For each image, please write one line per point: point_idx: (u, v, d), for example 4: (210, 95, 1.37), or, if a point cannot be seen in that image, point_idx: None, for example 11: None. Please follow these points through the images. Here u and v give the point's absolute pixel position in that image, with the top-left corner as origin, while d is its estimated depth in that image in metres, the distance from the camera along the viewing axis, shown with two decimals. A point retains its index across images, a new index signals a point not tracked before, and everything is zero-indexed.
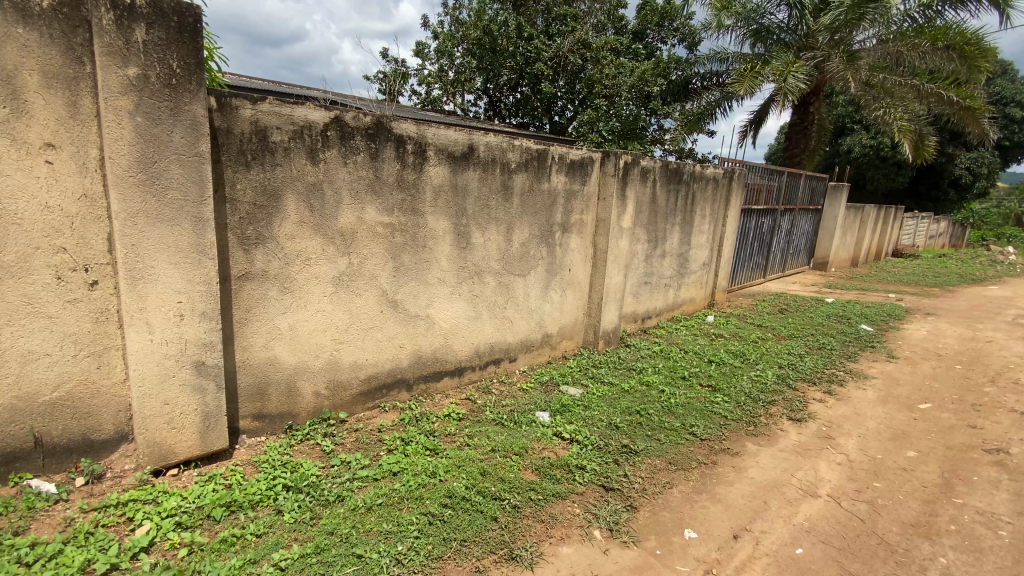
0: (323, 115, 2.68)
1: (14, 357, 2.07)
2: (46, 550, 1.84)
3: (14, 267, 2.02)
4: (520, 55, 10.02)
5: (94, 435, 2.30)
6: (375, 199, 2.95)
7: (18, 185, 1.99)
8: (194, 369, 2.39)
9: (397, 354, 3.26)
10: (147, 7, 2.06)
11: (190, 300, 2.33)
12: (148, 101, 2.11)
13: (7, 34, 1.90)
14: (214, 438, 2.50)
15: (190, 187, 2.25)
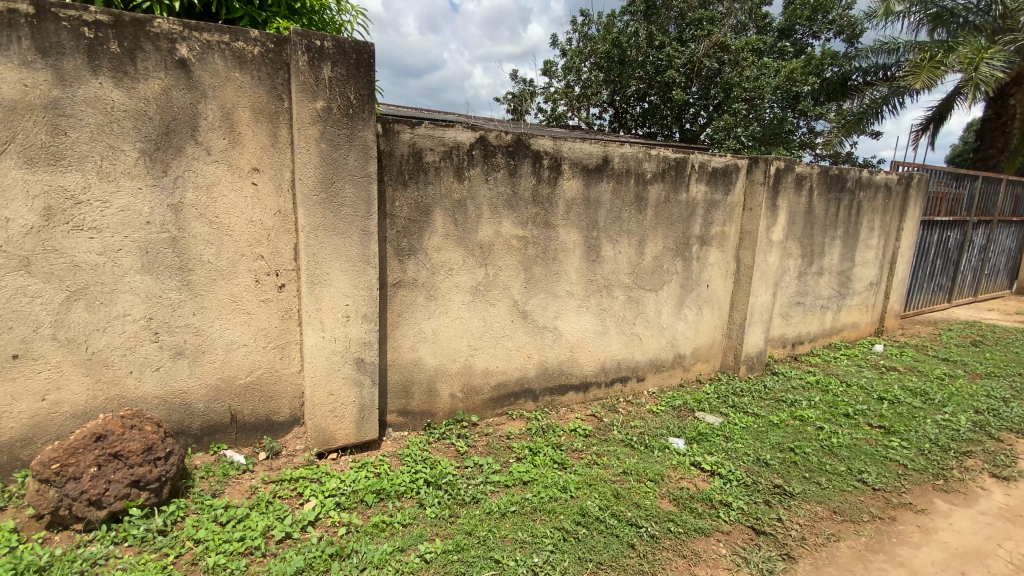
0: (470, 136, 2.84)
1: (221, 345, 2.50)
2: (237, 512, 2.15)
3: (226, 270, 2.45)
4: (651, 64, 9.71)
5: (274, 416, 2.68)
6: (511, 213, 3.05)
7: (232, 203, 2.41)
8: (355, 365, 2.67)
9: (526, 364, 3.31)
10: (333, 48, 2.38)
11: (355, 303, 2.61)
12: (331, 129, 2.43)
13: (229, 79, 2.32)
14: (366, 429, 2.76)
15: (360, 203, 2.54)
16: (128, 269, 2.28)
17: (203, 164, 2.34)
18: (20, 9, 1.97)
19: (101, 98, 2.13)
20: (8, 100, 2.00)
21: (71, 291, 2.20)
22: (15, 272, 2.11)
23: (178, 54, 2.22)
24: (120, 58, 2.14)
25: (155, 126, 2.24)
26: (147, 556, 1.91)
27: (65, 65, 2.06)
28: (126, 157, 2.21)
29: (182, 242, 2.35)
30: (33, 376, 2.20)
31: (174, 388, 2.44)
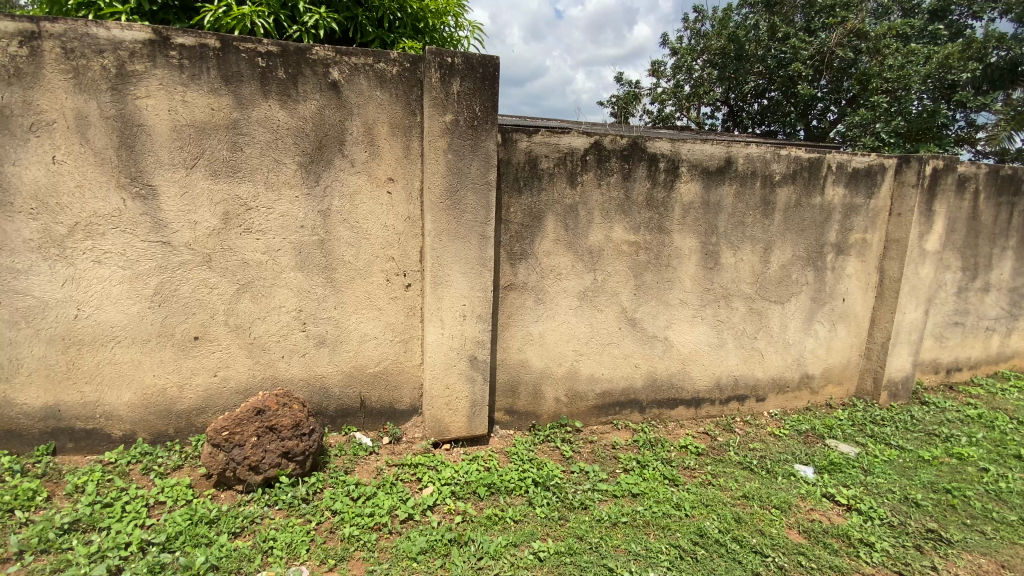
0: (585, 141, 2.86)
1: (355, 337, 2.77)
2: (366, 490, 2.36)
3: (362, 269, 2.71)
4: (773, 57, 8.96)
5: (397, 405, 2.91)
6: (624, 218, 3.02)
7: (369, 209, 2.67)
8: (469, 362, 2.81)
9: (633, 373, 3.24)
10: (462, 63, 2.53)
11: (472, 304, 2.74)
12: (457, 140, 2.58)
13: (371, 97, 2.57)
14: (478, 424, 2.88)
15: (481, 209, 2.67)
16: (284, 267, 2.61)
17: (347, 174, 2.61)
18: (210, 43, 2.35)
19: (269, 118, 2.47)
20: (201, 122, 2.40)
21: (240, 285, 2.58)
22: (200, 267, 2.51)
23: (330, 76, 2.50)
24: (285, 83, 2.46)
25: (311, 141, 2.54)
26: (295, 520, 2.16)
27: (243, 91, 2.42)
28: (287, 169, 2.53)
29: (327, 243, 2.64)
30: (209, 356, 2.60)
31: (316, 372, 2.75)
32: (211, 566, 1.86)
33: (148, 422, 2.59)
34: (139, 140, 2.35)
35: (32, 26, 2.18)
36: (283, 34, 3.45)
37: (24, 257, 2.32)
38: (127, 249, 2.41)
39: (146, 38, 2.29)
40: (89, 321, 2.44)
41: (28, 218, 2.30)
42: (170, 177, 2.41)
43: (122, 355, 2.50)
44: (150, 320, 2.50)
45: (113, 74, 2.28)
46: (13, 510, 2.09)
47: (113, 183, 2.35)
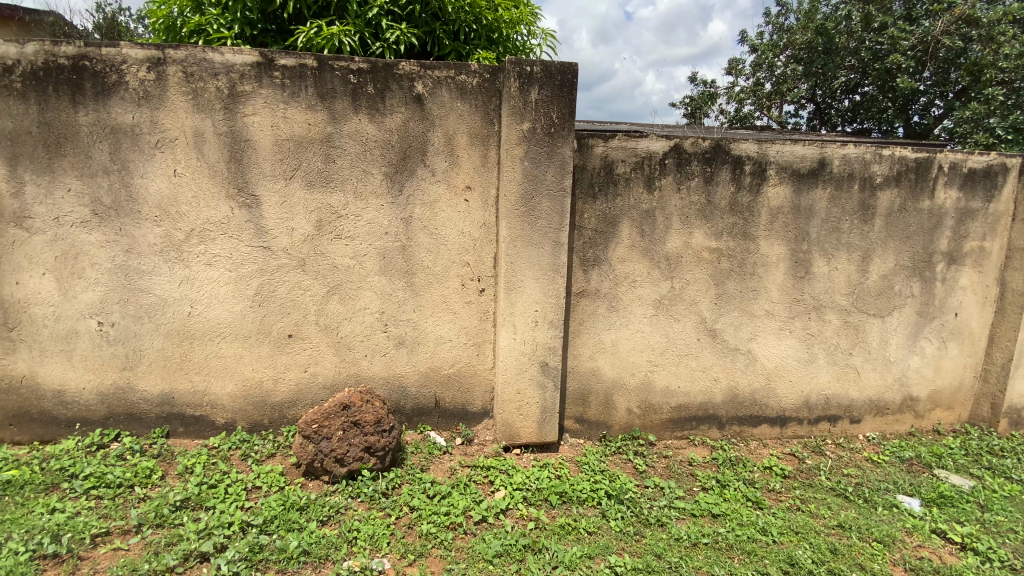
0: (664, 145, 2.79)
1: (431, 339, 2.86)
2: (441, 489, 2.43)
3: (440, 274, 2.80)
4: (867, 49, 8.21)
5: (469, 407, 2.97)
6: (704, 224, 2.90)
7: (447, 216, 2.75)
8: (540, 368, 2.80)
9: (712, 387, 3.10)
10: (541, 71, 2.55)
11: (544, 310, 2.74)
12: (534, 147, 2.60)
13: (452, 108, 2.66)
14: (548, 431, 2.87)
15: (556, 216, 2.67)
16: (368, 271, 2.75)
17: (428, 183, 2.71)
18: (308, 63, 2.53)
19: (358, 131, 2.62)
20: (299, 136, 2.59)
21: (330, 287, 2.75)
22: (295, 269, 2.70)
23: (415, 90, 2.62)
24: (373, 97, 2.60)
25: (396, 151, 2.66)
26: (376, 513, 2.27)
27: (336, 106, 2.58)
28: (373, 179, 2.67)
29: (408, 249, 2.75)
30: (301, 353, 2.79)
31: (395, 372, 2.87)
32: (303, 551, 1.99)
33: (246, 411, 2.82)
34: (245, 153, 2.57)
35: (160, 54, 2.45)
36: (367, 50, 3.66)
37: (149, 259, 2.62)
38: (233, 253, 2.65)
39: (252, 61, 2.51)
40: (200, 317, 2.70)
41: (153, 224, 2.59)
42: (271, 187, 2.61)
43: (226, 349, 2.74)
44: (251, 318, 2.72)
45: (224, 94, 2.51)
46: (134, 486, 2.35)
47: (222, 193, 2.59)
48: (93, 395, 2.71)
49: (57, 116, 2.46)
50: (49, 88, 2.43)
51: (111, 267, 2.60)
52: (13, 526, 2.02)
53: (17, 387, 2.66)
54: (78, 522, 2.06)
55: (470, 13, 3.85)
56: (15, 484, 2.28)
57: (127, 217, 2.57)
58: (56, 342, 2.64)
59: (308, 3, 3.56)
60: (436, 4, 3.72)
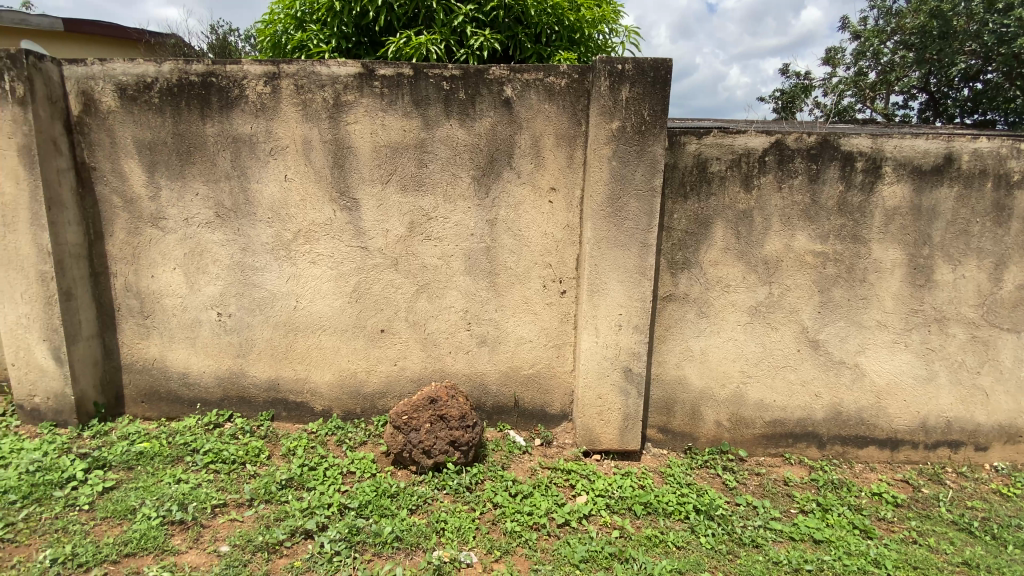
0: (764, 141, 2.63)
1: (513, 339, 2.89)
2: (523, 489, 2.44)
3: (523, 275, 2.82)
4: (991, 32, 7.16)
5: (548, 409, 2.96)
6: (807, 225, 2.70)
7: (531, 218, 2.77)
8: (623, 373, 2.73)
9: (811, 402, 2.88)
10: (632, 69, 2.49)
11: (629, 314, 2.67)
12: (623, 147, 2.54)
13: (540, 110, 2.67)
14: (629, 438, 2.79)
15: (643, 216, 2.59)
16: (455, 271, 2.83)
17: (513, 184, 2.74)
18: (405, 73, 2.65)
19: (449, 136, 2.71)
20: (395, 141, 2.72)
21: (419, 285, 2.86)
22: (388, 268, 2.84)
23: (504, 93, 2.66)
24: (464, 102, 2.67)
25: (484, 154, 2.72)
26: (461, 506, 2.32)
27: (429, 112, 2.69)
28: (462, 181, 2.75)
29: (493, 250, 2.80)
30: (392, 348, 2.93)
31: (477, 370, 2.93)
32: (396, 537, 2.09)
33: (341, 400, 3.01)
34: (346, 159, 2.75)
35: (275, 69, 2.68)
36: (452, 57, 3.77)
37: (262, 257, 2.87)
38: (334, 252, 2.84)
39: (355, 72, 2.67)
40: (304, 311, 2.91)
41: (266, 225, 2.83)
42: (369, 191, 2.77)
43: (325, 341, 2.94)
44: (348, 313, 2.90)
45: (330, 104, 2.70)
46: (245, 463, 2.57)
47: (325, 196, 2.78)
48: (211, 378, 3.01)
49: (188, 128, 2.76)
50: (183, 103, 2.73)
51: (230, 263, 2.88)
52: (149, 492, 2.28)
53: (150, 367, 3.01)
54: (200, 492, 2.29)
55: (552, 15, 3.86)
56: (149, 453, 2.58)
57: (245, 218, 2.83)
58: (183, 329, 2.96)
59: (398, 15, 3.73)
60: (519, 8, 3.76)
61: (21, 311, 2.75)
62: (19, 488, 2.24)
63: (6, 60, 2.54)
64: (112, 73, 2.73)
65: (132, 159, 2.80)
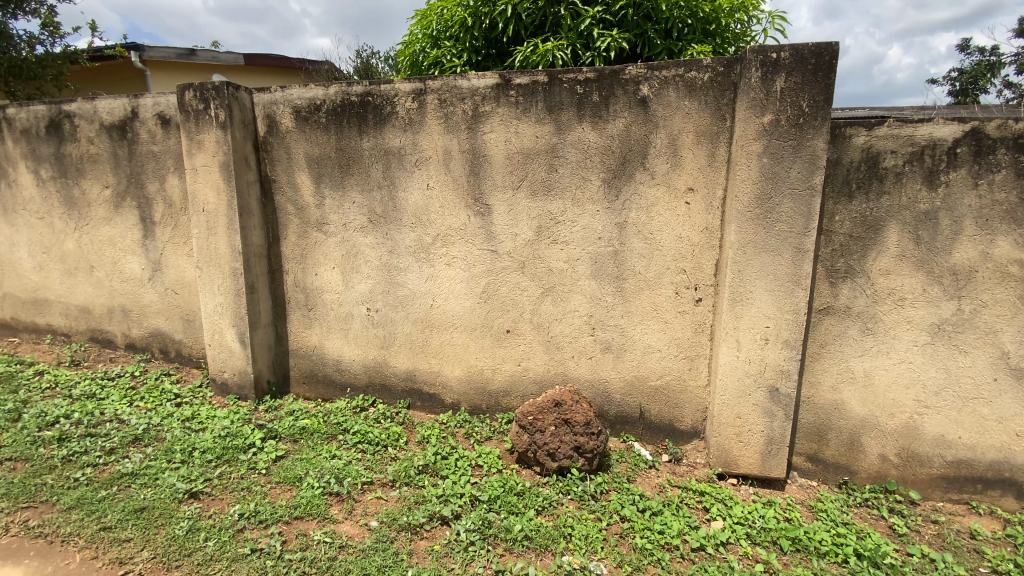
0: (955, 130, 2.23)
1: (640, 348, 2.79)
2: (652, 505, 2.35)
3: (655, 281, 2.71)
4: None
5: (677, 424, 2.81)
6: (1013, 229, 2.24)
7: (665, 221, 2.65)
8: (768, 392, 2.50)
9: (1012, 444, 2.37)
10: (790, 57, 2.26)
11: (777, 326, 2.43)
12: (776, 142, 2.32)
13: (679, 107, 2.55)
14: (773, 464, 2.55)
15: (797, 219, 2.34)
16: (581, 275, 2.81)
17: (647, 187, 2.65)
18: (540, 79, 2.70)
19: (581, 140, 2.70)
20: (528, 147, 2.78)
21: (545, 288, 2.89)
22: (516, 271, 2.91)
23: (640, 93, 2.58)
24: (598, 105, 2.64)
25: (616, 157, 2.66)
26: (587, 514, 2.30)
27: (562, 117, 2.70)
28: (592, 185, 2.72)
29: (621, 254, 2.73)
30: (516, 348, 3.00)
31: (601, 377, 2.88)
32: (525, 536, 2.13)
33: (468, 396, 3.15)
34: (481, 166, 2.87)
35: (421, 85, 2.89)
36: (578, 61, 3.77)
37: (405, 259, 3.11)
38: (467, 255, 2.98)
39: (492, 83, 2.77)
40: (438, 310, 3.10)
41: (408, 230, 3.07)
42: (501, 197, 2.86)
43: (456, 339, 3.10)
44: (477, 313, 3.03)
45: (469, 115, 2.84)
46: (387, 446, 2.81)
47: (462, 202, 2.94)
48: (359, 366, 3.34)
49: (348, 143, 3.09)
50: (344, 120, 3.07)
51: (378, 264, 3.17)
52: (311, 464, 2.59)
53: (310, 354, 3.43)
54: (351, 469, 2.55)
55: (685, 8, 3.67)
56: (309, 430, 2.93)
57: (391, 223, 3.10)
58: (338, 321, 3.33)
59: (526, 25, 3.84)
60: (649, 5, 3.64)
61: (218, 301, 3.29)
62: (214, 449, 2.67)
63: (213, 92, 3.05)
64: (289, 97, 3.15)
65: (303, 171, 3.21)
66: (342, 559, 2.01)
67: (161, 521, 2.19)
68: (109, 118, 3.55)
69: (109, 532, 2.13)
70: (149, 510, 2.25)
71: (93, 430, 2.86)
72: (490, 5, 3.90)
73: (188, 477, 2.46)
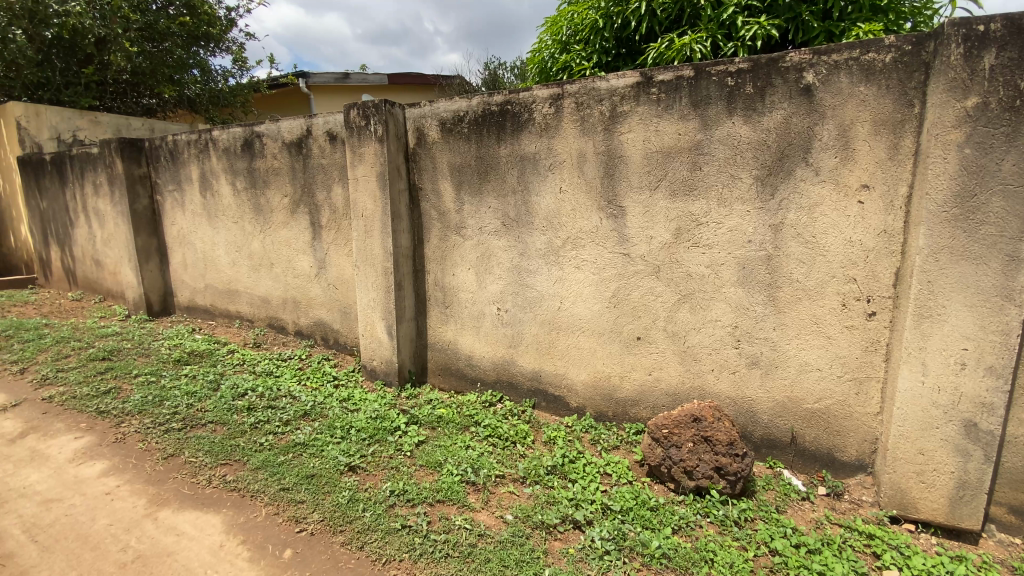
0: None
1: (795, 365, 2.52)
2: (808, 541, 2.10)
3: (815, 291, 2.43)
4: None
5: (838, 453, 2.50)
6: None
7: (830, 223, 2.36)
8: (962, 427, 2.09)
9: None
10: (1004, 28, 1.89)
11: (978, 349, 2.03)
12: (984, 130, 1.94)
13: (851, 95, 2.26)
14: (965, 514, 2.13)
15: (1012, 221, 1.94)
16: (725, 281, 2.62)
17: (809, 185, 2.38)
18: (686, 74, 2.56)
19: (730, 135, 2.51)
20: (669, 146, 2.65)
21: (682, 295, 2.74)
22: (650, 276, 2.80)
23: (804, 81, 2.33)
24: (752, 97, 2.44)
25: (772, 153, 2.43)
26: (730, 542, 2.12)
27: (709, 113, 2.54)
28: (742, 184, 2.51)
29: (775, 260, 2.49)
30: (648, 356, 2.89)
31: (745, 394, 2.66)
32: (663, 554, 2.04)
33: (595, 401, 3.10)
34: (618, 167, 2.81)
35: (559, 90, 2.92)
36: (719, 53, 3.52)
37: (536, 261, 3.17)
38: (598, 258, 2.94)
39: (633, 82, 2.70)
40: (567, 312, 3.11)
41: (540, 233, 3.12)
42: (637, 198, 2.77)
43: (583, 343, 3.08)
44: (607, 317, 2.97)
45: (606, 116, 2.80)
46: (516, 443, 2.88)
47: (594, 205, 2.91)
48: (488, 363, 3.48)
49: (487, 150, 3.24)
50: (484, 129, 3.22)
51: (510, 266, 3.28)
52: (449, 452, 2.75)
53: (446, 348, 3.65)
54: (485, 462, 2.66)
55: None
56: (445, 419, 3.12)
57: (525, 227, 3.17)
58: (471, 319, 3.50)
59: (660, 20, 3.72)
60: None
61: (370, 296, 3.66)
62: (367, 429, 2.97)
63: (374, 110, 3.40)
64: (437, 110, 3.39)
65: (446, 178, 3.44)
66: (481, 547, 2.10)
67: (327, 489, 2.48)
68: (289, 136, 4.13)
69: (286, 493, 2.47)
70: (317, 478, 2.57)
71: (273, 403, 3.34)
72: (622, 4, 3.85)
73: (347, 452, 2.77)
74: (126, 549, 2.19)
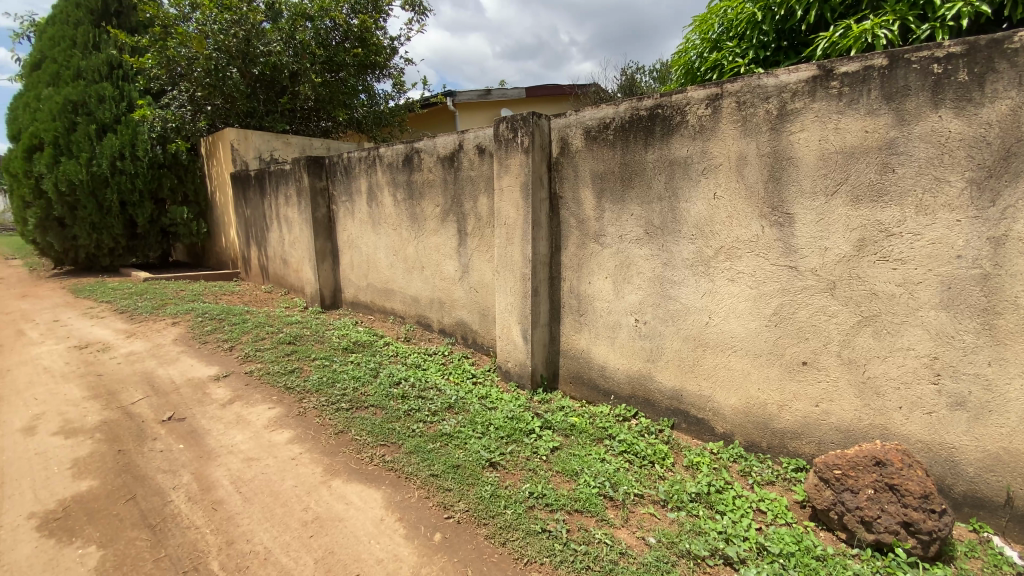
0: None
1: (1017, 412, 2.05)
2: None
3: None
4: None
5: None
6: None
7: None
8: None
9: None
10: None
11: None
12: None
13: None
14: None
15: None
16: (922, 303, 2.22)
17: None
18: (877, 64, 2.23)
19: (936, 131, 2.13)
20: (851, 146, 2.33)
21: (863, 317, 2.38)
22: (823, 293, 2.49)
23: None
24: (967, 85, 2.04)
25: (994, 151, 2.01)
26: None
27: (907, 106, 2.18)
28: (951, 188, 2.11)
29: (994, 281, 2.05)
30: (815, 384, 2.56)
31: (943, 439, 2.22)
32: None
33: (744, 428, 2.84)
34: (786, 171, 2.55)
35: (718, 90, 2.73)
36: (908, 37, 3.03)
37: (682, 272, 3.01)
38: (757, 271, 2.69)
39: (808, 76, 2.43)
40: (715, 328, 2.89)
41: (689, 241, 2.95)
42: (809, 205, 2.49)
43: (735, 363, 2.83)
44: (764, 337, 2.70)
45: (773, 116, 2.56)
46: (653, 463, 2.76)
47: (754, 212, 2.68)
48: (623, 375, 3.39)
49: (633, 157, 3.16)
50: (631, 135, 3.15)
51: (652, 276, 3.16)
52: (585, 462, 2.74)
53: (579, 356, 3.64)
54: (622, 478, 2.59)
55: None
56: (579, 428, 3.11)
57: (671, 235, 3.03)
58: (606, 329, 3.44)
59: (833, 6, 3.30)
60: None
61: (510, 300, 3.80)
62: (505, 429, 3.08)
63: (523, 123, 3.53)
64: (582, 119, 3.41)
65: (587, 186, 3.44)
66: (623, 566, 2.03)
67: (471, 480, 2.62)
68: (443, 151, 4.47)
69: (435, 479, 2.66)
70: (462, 469, 2.72)
71: (422, 394, 3.63)
72: None
73: (488, 448, 2.89)
74: (307, 509, 2.54)
